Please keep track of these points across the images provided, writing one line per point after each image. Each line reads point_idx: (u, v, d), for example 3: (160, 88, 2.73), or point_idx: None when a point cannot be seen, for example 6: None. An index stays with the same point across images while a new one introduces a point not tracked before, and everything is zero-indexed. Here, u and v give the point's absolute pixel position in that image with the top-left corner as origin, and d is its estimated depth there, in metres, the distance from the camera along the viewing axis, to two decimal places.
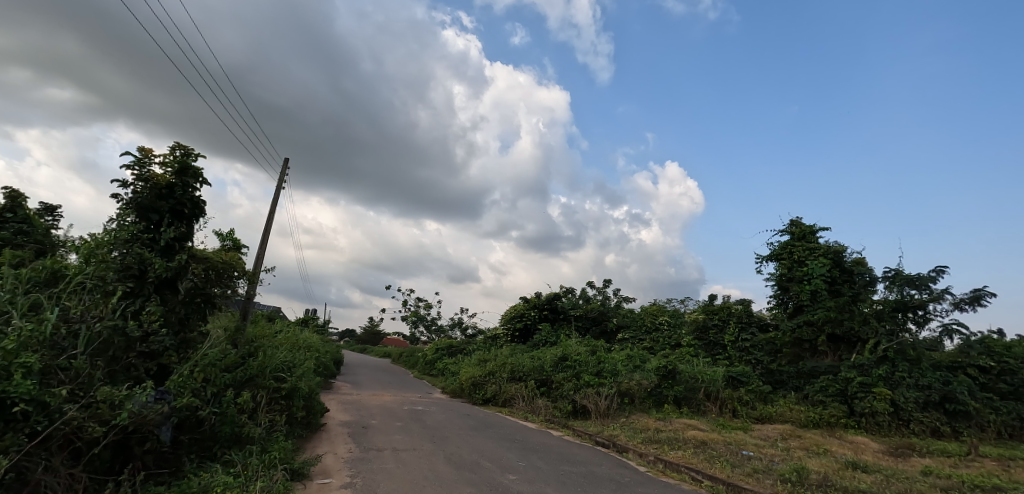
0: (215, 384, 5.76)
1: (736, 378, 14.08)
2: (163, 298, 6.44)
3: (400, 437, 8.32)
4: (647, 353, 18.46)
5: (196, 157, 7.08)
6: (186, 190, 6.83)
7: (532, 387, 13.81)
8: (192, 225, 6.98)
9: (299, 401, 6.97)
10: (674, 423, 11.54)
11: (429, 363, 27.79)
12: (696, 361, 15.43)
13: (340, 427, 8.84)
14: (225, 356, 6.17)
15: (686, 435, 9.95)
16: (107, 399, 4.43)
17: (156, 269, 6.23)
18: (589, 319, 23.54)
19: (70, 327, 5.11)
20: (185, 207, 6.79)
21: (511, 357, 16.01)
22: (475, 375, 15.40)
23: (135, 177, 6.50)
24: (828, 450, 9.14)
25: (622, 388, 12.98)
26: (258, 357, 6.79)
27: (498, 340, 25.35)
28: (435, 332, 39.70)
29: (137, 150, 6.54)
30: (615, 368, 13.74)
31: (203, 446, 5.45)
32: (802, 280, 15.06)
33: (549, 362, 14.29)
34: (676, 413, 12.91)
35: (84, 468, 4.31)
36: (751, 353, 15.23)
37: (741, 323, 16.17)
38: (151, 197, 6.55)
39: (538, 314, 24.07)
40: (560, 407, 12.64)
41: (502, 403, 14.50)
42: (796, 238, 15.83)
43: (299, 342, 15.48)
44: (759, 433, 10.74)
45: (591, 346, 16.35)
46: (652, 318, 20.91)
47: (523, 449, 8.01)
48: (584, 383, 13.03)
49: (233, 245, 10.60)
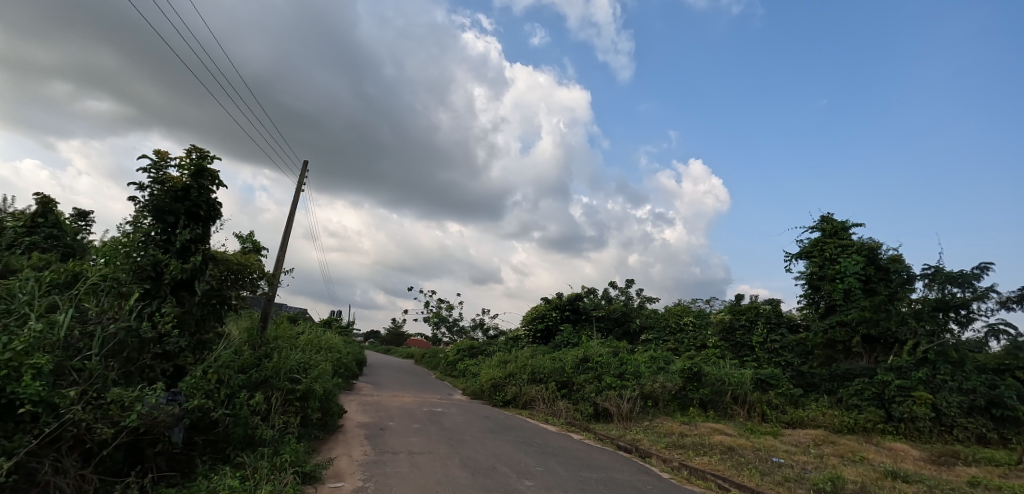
0: (228, 385, 5.70)
1: (765, 381, 13.63)
2: (180, 299, 6.44)
3: (417, 440, 8.19)
4: (672, 354, 18.04)
5: (212, 159, 7.09)
6: (202, 192, 6.84)
7: (553, 389, 13.58)
8: (208, 227, 6.98)
9: (314, 403, 6.89)
10: (700, 427, 11.16)
11: (450, 364, 27.78)
12: (723, 363, 14.97)
13: (358, 429, 8.77)
14: (239, 358, 6.14)
15: (712, 440, 9.58)
16: (117, 400, 4.38)
17: (172, 270, 6.22)
18: (611, 320, 23.16)
19: (85, 327, 5.11)
20: (201, 209, 6.80)
21: (532, 358, 15.80)
22: (495, 376, 15.25)
23: (152, 179, 6.52)
24: (865, 457, 8.68)
25: (645, 391, 12.64)
26: (273, 358, 6.74)
27: (520, 341, 25.16)
28: (457, 334, 39.76)
29: (153, 153, 6.57)
30: (638, 369, 13.39)
31: (216, 448, 5.40)
32: (835, 278, 14.47)
33: (570, 364, 14.04)
34: (702, 417, 12.51)
35: (94, 470, 4.27)
36: (781, 355, 14.71)
37: (769, 324, 15.62)
38: (167, 199, 6.57)
39: (559, 314, 23.81)
40: (582, 409, 12.38)
41: (522, 405, 14.31)
42: (827, 235, 15.23)
43: (321, 343, 15.59)
44: (790, 439, 10.30)
45: (614, 347, 16.03)
46: (677, 319, 20.45)
47: (542, 453, 7.79)
48: (606, 386, 12.75)
49: (253, 247, 10.66)
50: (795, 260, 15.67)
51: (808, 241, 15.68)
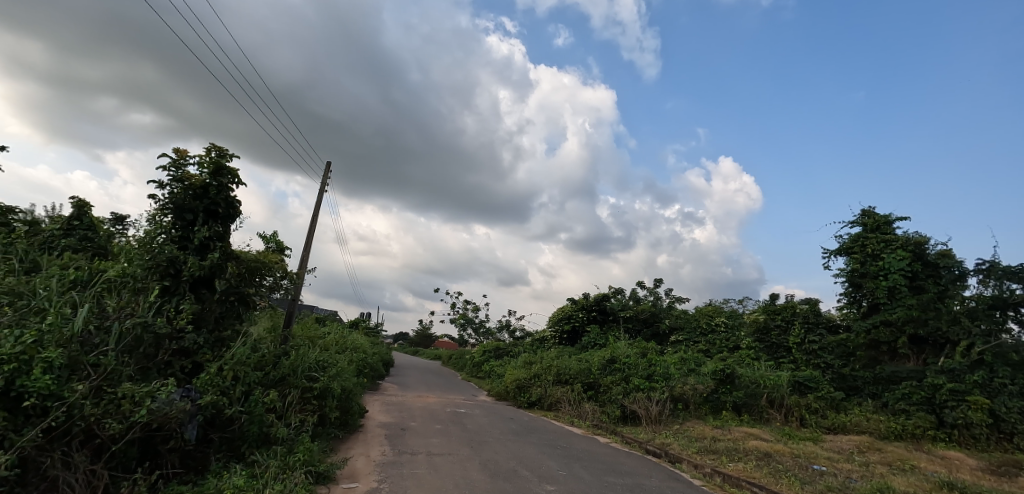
0: (244, 382, 5.61)
1: (803, 383, 12.96)
2: (199, 297, 6.41)
3: (437, 440, 8.00)
4: (703, 356, 17.44)
5: (231, 158, 7.05)
6: (221, 189, 6.79)
7: (579, 391, 13.24)
8: (227, 225, 6.93)
9: (332, 402, 6.77)
10: (733, 431, 10.65)
11: (476, 365, 27.65)
12: (757, 365, 14.35)
13: (378, 429, 8.63)
14: (256, 355, 6.05)
15: (747, 445, 9.08)
16: (128, 395, 4.29)
17: (190, 267, 6.18)
18: (640, 321, 22.60)
19: (102, 322, 5.08)
20: (219, 207, 6.74)
21: (558, 359, 15.48)
22: (520, 377, 15.00)
23: (171, 177, 6.49)
24: (916, 466, 8.08)
25: (675, 393, 12.19)
26: (291, 355, 6.65)
27: (546, 342, 24.82)
28: (484, 335, 39.66)
29: (173, 151, 6.57)
30: (668, 371, 12.93)
31: (231, 446, 5.30)
32: (878, 276, 13.71)
33: (596, 365, 13.66)
34: (735, 421, 11.97)
35: (105, 466, 4.20)
36: (820, 356, 14.01)
37: (807, 324, 14.89)
38: (186, 197, 6.54)
39: (586, 315, 23.39)
40: (609, 412, 12.00)
41: (548, 407, 14.01)
42: (869, 230, 14.45)
43: (346, 343, 15.62)
44: (832, 445, 9.72)
45: (642, 348, 15.57)
46: (708, 319, 19.82)
47: (566, 456, 7.51)
48: (634, 387, 12.35)
49: (277, 247, 10.68)
50: (834, 257, 14.92)
51: (848, 236, 14.91)
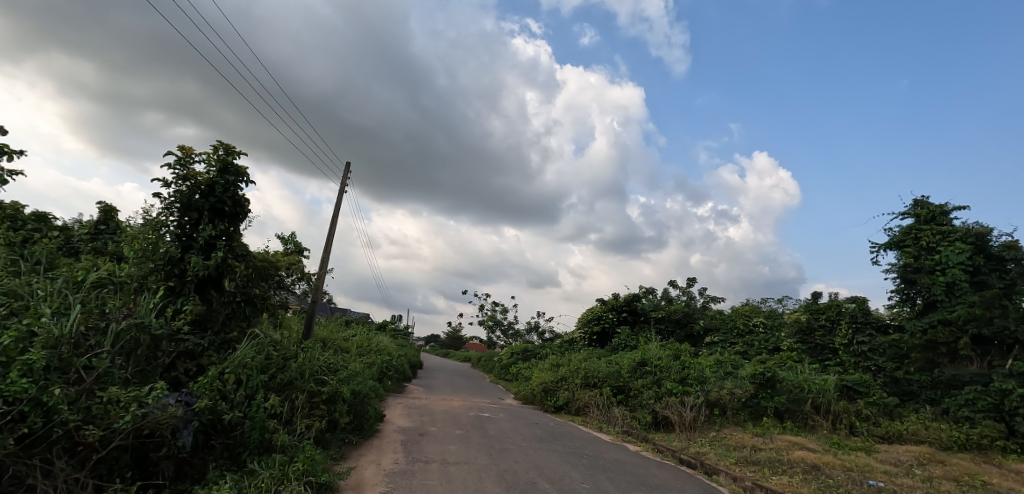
0: (246, 386, 5.32)
1: (851, 387, 12.06)
2: (206, 297, 6.20)
3: (455, 447, 7.58)
4: (740, 358, 16.54)
5: (239, 155, 6.83)
6: (227, 187, 6.56)
7: (608, 395, 12.63)
8: (234, 224, 6.68)
9: (342, 406, 6.45)
10: (776, 440, 9.90)
11: (504, 367, 27.26)
12: (800, 367, 13.46)
13: (395, 434, 8.26)
14: (262, 357, 5.78)
15: (792, 456, 8.34)
16: (115, 400, 4.04)
17: (193, 266, 5.94)
18: (672, 322, 21.75)
19: (98, 323, 4.87)
20: (225, 205, 6.51)
21: (586, 361, 14.93)
22: (546, 381, 14.54)
23: (176, 175, 6.30)
24: (987, 482, 7.23)
25: (710, 398, 11.50)
26: (299, 357, 6.35)
27: (575, 344, 24.20)
28: (512, 337, 39.21)
29: (178, 149, 6.40)
30: (703, 374, 12.25)
31: (232, 453, 5.01)
32: (934, 271, 12.66)
33: (626, 367, 13.05)
34: (777, 428, 11.17)
35: (90, 475, 3.96)
36: (871, 359, 13.14)
37: (855, 323, 14.02)
38: (191, 195, 6.33)
39: (616, 316, 22.70)
40: (640, 417, 11.37)
41: (575, 411, 13.48)
42: (922, 221, 13.40)
43: (371, 345, 15.43)
44: (887, 457, 8.89)
45: (675, 350, 14.83)
46: (745, 320, 18.95)
47: (591, 467, 7.00)
48: (666, 392, 11.71)
49: (295, 249, 10.49)
50: (883, 252, 13.91)
51: (899, 229, 13.89)
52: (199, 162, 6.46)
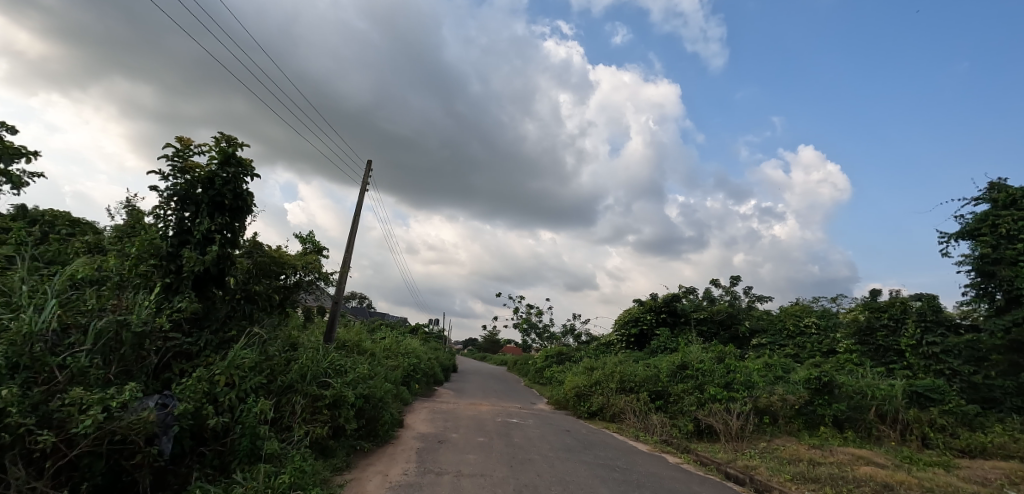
0: (238, 388, 4.88)
1: (922, 394, 10.80)
2: (205, 296, 5.84)
3: (474, 457, 6.95)
4: (791, 361, 15.30)
5: (241, 147, 6.48)
6: (228, 180, 6.18)
7: (645, 400, 11.74)
8: (235, 217, 6.29)
9: (347, 411, 5.93)
10: (836, 453, 8.85)
11: (539, 371, 26.51)
12: (860, 371, 12.23)
13: (412, 441, 7.72)
14: (259, 358, 5.34)
15: (857, 472, 7.33)
16: (75, 402, 3.67)
17: (189, 262, 5.56)
18: (715, 323, 20.57)
19: (78, 321, 4.56)
20: (225, 198, 6.13)
21: (622, 365, 14.10)
22: (579, 385, 13.80)
23: (174, 167, 5.96)
24: None
25: (759, 405, 10.50)
26: (301, 358, 5.89)
27: (611, 346, 23.22)
28: (547, 340, 38.44)
29: (176, 140, 6.06)
30: (750, 379, 11.29)
31: (220, 462, 4.63)
32: (1017, 261, 11.21)
33: (665, 371, 12.19)
34: (837, 438, 10.09)
35: (51, 484, 3.62)
36: (943, 361, 11.81)
37: (923, 323, 12.68)
38: (189, 187, 5.96)
39: (654, 317, 21.62)
40: (680, 425, 10.46)
41: (610, 418, 12.66)
42: (1000, 207, 11.94)
43: (399, 348, 15.08)
44: (970, 474, 7.74)
45: (719, 353, 13.82)
46: (795, 321, 17.70)
47: (625, 482, 6.24)
48: (709, 398, 10.81)
49: (313, 248, 10.11)
50: (954, 243, 12.53)
51: (973, 216, 12.45)
52: (199, 154, 6.12)
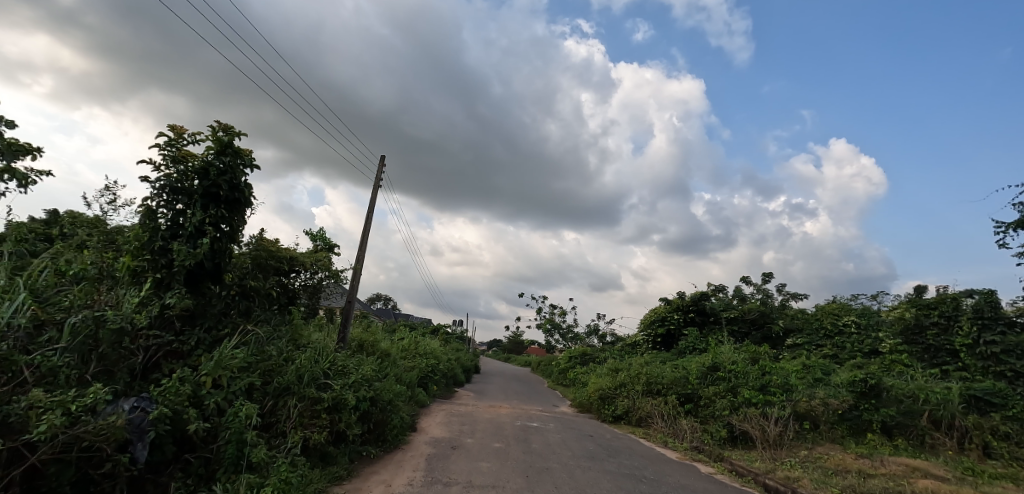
0: (225, 390, 4.50)
1: (981, 398, 9.84)
2: (198, 292, 5.47)
3: (487, 465, 6.45)
4: (830, 362, 14.37)
5: (239, 137, 6.12)
6: (223, 170, 5.81)
7: (673, 404, 11.05)
8: (232, 210, 5.91)
9: (348, 416, 5.48)
10: (888, 463, 8.06)
11: (562, 372, 25.89)
12: (909, 373, 11.30)
13: (423, 447, 7.26)
14: (250, 358, 4.95)
15: (916, 486, 6.58)
16: (35, 404, 3.33)
17: (179, 256, 5.19)
18: (747, 322, 19.65)
19: (54, 316, 4.23)
20: (220, 189, 5.74)
21: (648, 366, 13.43)
22: (603, 388, 13.21)
23: (166, 156, 5.61)
24: None
25: (798, 409, 9.73)
26: (299, 359, 5.49)
27: (637, 347, 22.45)
28: (571, 340, 37.74)
29: (169, 129, 5.72)
30: (788, 381, 10.53)
31: (206, 470, 4.27)
32: None
33: (694, 373, 11.51)
34: (887, 447, 9.29)
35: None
36: (1004, 362, 10.87)
37: (980, 320, 11.72)
38: (182, 178, 5.61)
39: (682, 316, 20.79)
40: (712, 431, 9.76)
41: (636, 422, 12.00)
42: None
43: (417, 349, 14.71)
44: None
45: (752, 353, 13.04)
46: (833, 320, 16.73)
47: None
48: (743, 402, 10.10)
49: (324, 245, 9.78)
50: (1013, 233, 11.54)
51: None
52: (193, 143, 5.76)
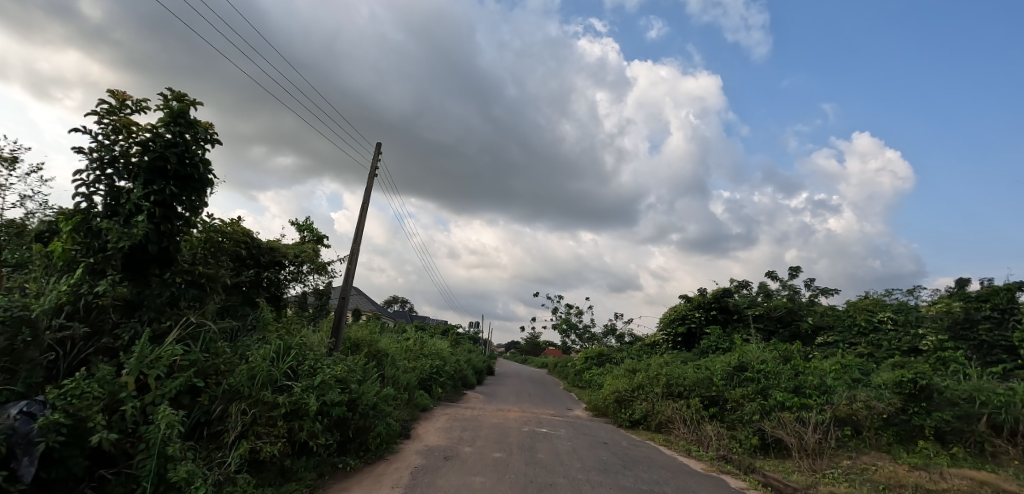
0: (151, 393, 3.76)
1: None
2: (139, 281, 4.73)
3: (481, 480, 5.59)
4: (868, 361, 13.20)
5: (194, 106, 5.40)
6: (173, 142, 5.08)
7: (697, 408, 10.06)
8: (182, 187, 5.14)
9: (310, 424, 4.66)
10: (949, 476, 7.01)
11: (578, 374, 24.90)
12: (963, 372, 10.13)
13: (413, 457, 6.42)
14: (189, 355, 4.20)
15: None
16: None
17: (112, 237, 4.45)
18: (774, 320, 18.46)
19: None
20: (167, 162, 4.99)
21: (667, 367, 12.41)
22: (620, 390, 12.26)
23: (104, 125, 4.88)
24: None
25: (838, 413, 8.69)
26: (254, 356, 4.70)
27: (656, 347, 21.38)
28: (588, 340, 36.63)
29: (109, 95, 4.99)
30: (824, 381, 9.49)
31: (125, 490, 3.51)
32: None
33: (719, 374, 10.52)
34: (943, 457, 8.21)
35: None
36: None
37: None
38: (121, 149, 4.87)
39: (704, 314, 19.68)
40: (741, 438, 8.78)
41: (656, 428, 11.01)
42: None
43: (421, 350, 13.89)
44: None
45: (782, 352, 11.96)
46: (869, 316, 15.55)
47: None
48: (776, 406, 9.08)
49: (312, 236, 9.04)
50: None
51: None
52: (138, 111, 5.04)
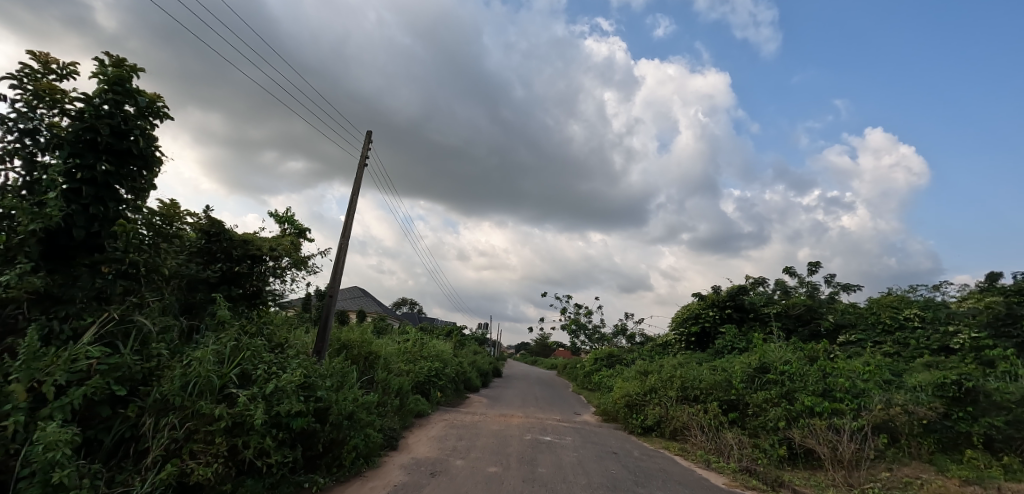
0: (46, 405, 3.04)
1: None
2: (62, 272, 4.04)
3: None
4: (898, 361, 12.26)
5: (137, 73, 4.69)
6: (107, 112, 4.39)
7: (715, 413, 9.21)
8: (120, 164, 4.44)
9: (258, 439, 3.91)
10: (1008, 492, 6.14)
11: (588, 375, 24.01)
12: (1011, 373, 9.19)
13: (395, 473, 5.67)
14: (106, 356, 3.47)
15: None
16: None
17: (22, 219, 3.76)
18: (792, 318, 17.46)
19: None
20: (98, 134, 4.28)
21: (681, 368, 11.58)
22: (631, 394, 11.43)
23: (24, 92, 4.21)
24: None
25: (875, 420, 7.82)
26: (195, 358, 3.95)
27: (669, 348, 20.48)
28: (597, 342, 35.70)
29: (33, 57, 4.31)
30: (856, 384, 8.64)
31: None
32: None
33: (739, 376, 9.68)
34: (995, 469, 7.30)
35: None
36: None
37: None
38: (42, 120, 4.19)
39: (718, 313, 18.78)
40: (766, 448, 7.94)
41: (670, 435, 10.17)
42: None
43: (420, 352, 13.14)
44: None
45: (806, 351, 11.08)
46: (895, 313, 14.58)
47: None
48: (804, 411, 8.23)
49: (295, 229, 8.35)
50: None
51: None
52: (66, 76, 4.35)
